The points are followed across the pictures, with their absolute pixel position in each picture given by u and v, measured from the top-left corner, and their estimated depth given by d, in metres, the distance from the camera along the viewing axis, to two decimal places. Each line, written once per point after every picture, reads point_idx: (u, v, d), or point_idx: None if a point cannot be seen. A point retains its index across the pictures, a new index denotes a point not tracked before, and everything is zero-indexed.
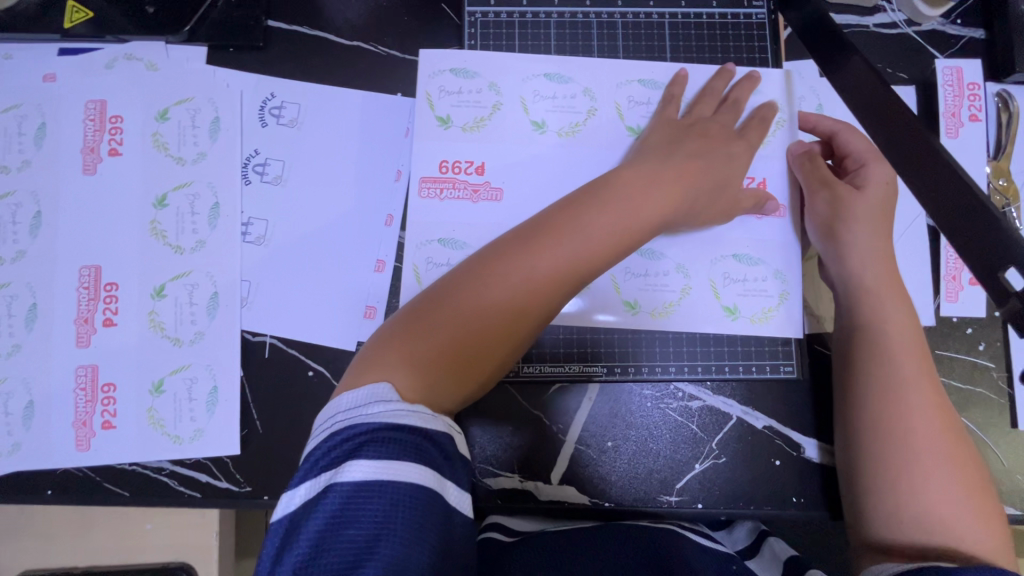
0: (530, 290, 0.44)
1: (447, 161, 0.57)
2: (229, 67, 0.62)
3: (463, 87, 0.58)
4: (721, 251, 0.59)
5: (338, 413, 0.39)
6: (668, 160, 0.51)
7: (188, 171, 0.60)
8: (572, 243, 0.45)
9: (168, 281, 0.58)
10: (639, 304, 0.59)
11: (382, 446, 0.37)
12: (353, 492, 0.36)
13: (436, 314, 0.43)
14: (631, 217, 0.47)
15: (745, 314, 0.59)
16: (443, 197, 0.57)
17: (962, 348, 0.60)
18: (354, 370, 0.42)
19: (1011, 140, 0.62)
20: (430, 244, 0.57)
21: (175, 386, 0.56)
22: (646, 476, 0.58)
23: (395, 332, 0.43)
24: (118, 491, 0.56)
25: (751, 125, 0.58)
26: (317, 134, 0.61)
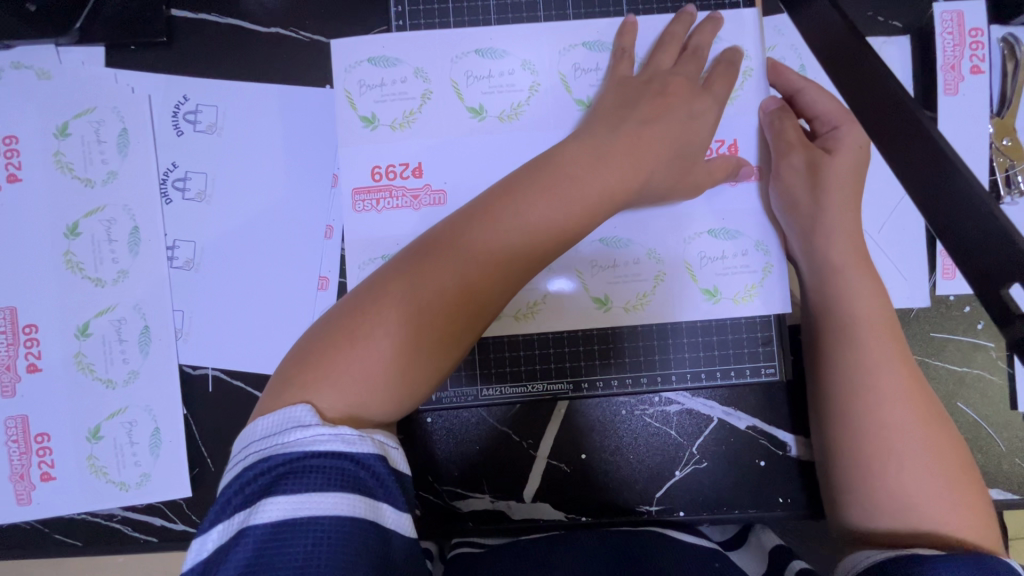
0: (474, 274, 0.39)
1: (378, 167, 0.51)
2: (131, 68, 0.55)
3: (385, 79, 0.51)
4: (693, 230, 0.52)
5: (252, 445, 0.35)
6: (619, 133, 0.45)
7: (100, 194, 0.54)
8: (511, 226, 0.40)
9: (91, 318, 0.53)
10: (610, 299, 0.52)
11: (301, 477, 0.33)
12: (270, 533, 0.32)
13: (364, 318, 0.38)
14: (580, 197, 0.42)
15: (727, 296, 0.52)
16: (381, 208, 0.50)
17: (961, 328, 0.56)
18: (274, 389, 0.37)
19: (1017, 92, 0.55)
20: (373, 263, 0.50)
21: (113, 431, 0.52)
22: (623, 486, 0.55)
23: (321, 338, 0.38)
24: (70, 540, 0.53)
25: (723, 84, 0.50)
26: (239, 138, 0.55)
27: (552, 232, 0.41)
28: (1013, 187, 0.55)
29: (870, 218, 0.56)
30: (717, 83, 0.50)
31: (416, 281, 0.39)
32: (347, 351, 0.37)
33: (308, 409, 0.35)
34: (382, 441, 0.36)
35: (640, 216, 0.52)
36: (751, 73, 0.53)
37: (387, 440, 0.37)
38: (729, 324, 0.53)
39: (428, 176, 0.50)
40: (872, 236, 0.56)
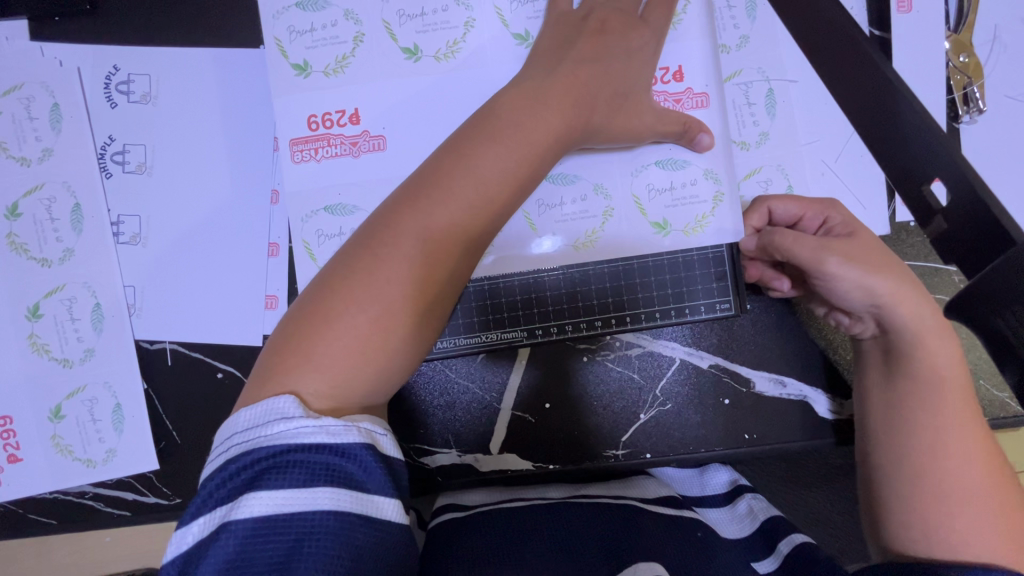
0: (447, 235, 0.39)
1: (315, 115, 0.49)
2: (57, 40, 0.53)
3: (315, 23, 0.49)
4: (640, 161, 0.50)
5: (234, 438, 0.33)
6: (556, 73, 0.44)
7: (38, 173, 0.53)
8: (470, 184, 0.40)
9: (41, 299, 0.52)
10: (559, 237, 0.51)
11: (286, 473, 0.31)
12: (252, 530, 0.31)
13: (336, 299, 0.37)
14: (531, 150, 0.42)
15: (678, 228, 0.50)
16: (320, 157, 0.49)
17: (921, 255, 0.55)
18: (252, 385, 0.36)
19: (973, 6, 0.53)
20: (316, 215, 0.49)
21: (75, 410, 0.52)
22: (589, 432, 0.55)
23: (298, 328, 0.36)
24: (45, 519, 0.53)
25: (661, 13, 0.48)
26: (177, 107, 0.53)
27: (507, 189, 0.41)
28: (972, 104, 0.54)
29: (827, 147, 0.54)
30: (653, 18, 0.48)
31: (384, 255, 0.38)
32: (322, 333, 0.36)
33: (290, 399, 0.33)
34: (370, 428, 0.34)
35: (595, 153, 0.50)
36: None
37: (376, 427, 0.35)
38: (681, 258, 0.52)
39: (366, 122, 0.49)
40: (829, 165, 0.54)
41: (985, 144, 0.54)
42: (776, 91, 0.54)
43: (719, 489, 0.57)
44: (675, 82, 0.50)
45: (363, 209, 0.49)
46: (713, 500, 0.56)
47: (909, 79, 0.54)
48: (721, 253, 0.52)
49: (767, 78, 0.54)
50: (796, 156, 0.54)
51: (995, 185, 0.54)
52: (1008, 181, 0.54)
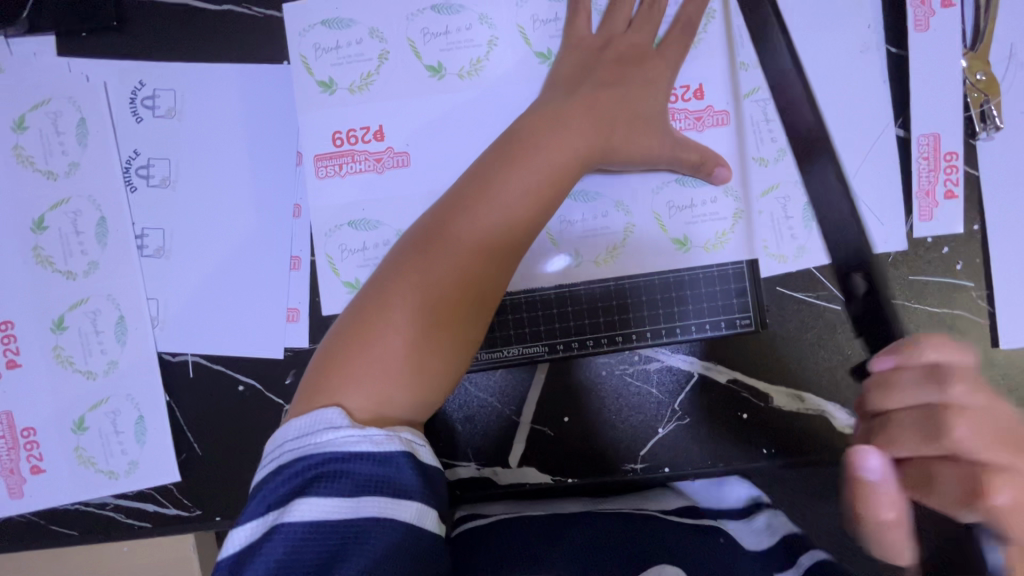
0: (471, 262, 0.43)
1: (339, 132, 0.49)
2: (84, 56, 0.54)
3: (340, 41, 0.49)
4: (661, 177, 0.51)
5: (285, 445, 0.38)
6: (575, 98, 0.47)
7: (64, 186, 0.53)
8: (490, 214, 0.44)
9: (66, 311, 0.53)
10: (581, 253, 0.52)
11: (334, 480, 0.36)
12: (304, 531, 0.35)
13: (373, 322, 0.42)
14: (549, 178, 0.45)
15: (698, 245, 0.51)
16: (344, 173, 0.49)
17: (939, 270, 0.55)
18: (302, 396, 0.41)
19: (990, 24, 0.54)
20: (341, 230, 0.50)
21: (98, 422, 0.53)
22: (608, 445, 0.55)
23: (341, 348, 0.41)
24: (66, 531, 0.54)
25: (676, 50, 0.49)
26: (201, 123, 0.54)
27: (527, 216, 0.45)
28: (989, 122, 0.54)
29: (845, 163, 0.55)
30: (670, 41, 0.49)
31: (413, 283, 0.42)
32: (362, 353, 0.41)
33: (337, 411, 0.39)
34: (409, 439, 0.39)
35: (615, 172, 0.50)
36: (714, 15, 0.53)
37: (414, 437, 0.40)
38: (701, 275, 0.52)
39: (390, 139, 0.49)
40: (847, 181, 0.55)
41: (1002, 162, 0.55)
42: (795, 108, 0.55)
43: (737, 504, 0.59)
44: (695, 99, 0.53)
45: (386, 224, 0.50)
46: (732, 514, 0.57)
47: (925, 97, 0.55)
48: (741, 268, 0.52)
49: (786, 94, 0.55)
50: (814, 172, 0.55)
51: (1011, 201, 0.55)
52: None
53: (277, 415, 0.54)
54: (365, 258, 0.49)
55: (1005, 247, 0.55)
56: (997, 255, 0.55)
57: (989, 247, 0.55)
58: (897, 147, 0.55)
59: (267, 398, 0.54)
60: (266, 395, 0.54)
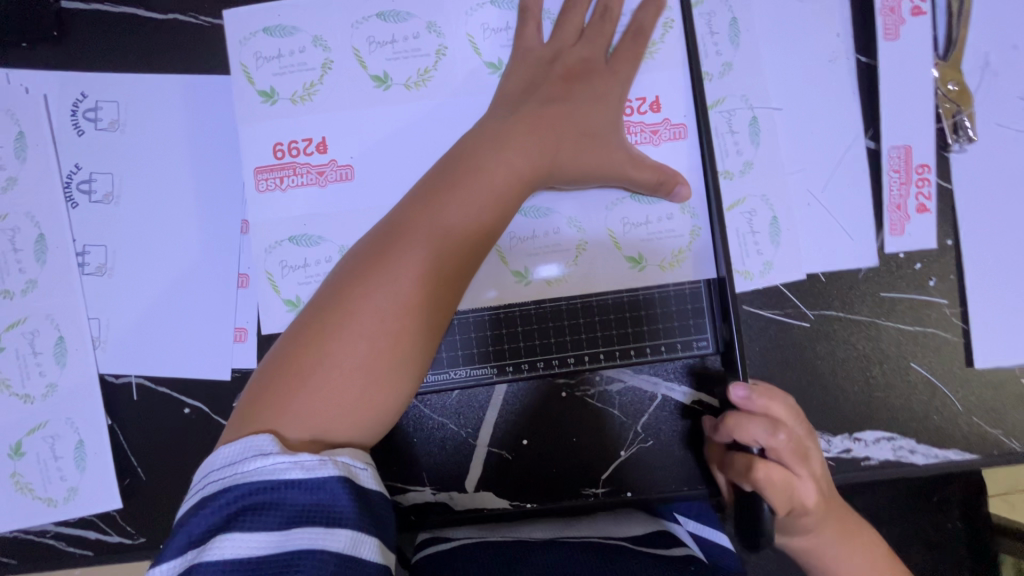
0: (416, 286, 0.41)
1: (281, 143, 0.47)
2: (22, 67, 0.52)
3: (283, 49, 0.47)
4: (615, 193, 0.48)
5: (212, 476, 0.36)
6: (519, 114, 0.45)
7: (1, 201, 0.51)
8: (437, 235, 0.42)
9: (3, 331, 0.51)
10: (530, 271, 0.49)
11: (261, 511, 0.35)
12: (225, 569, 0.33)
13: (311, 349, 0.40)
14: (495, 194, 0.43)
15: (654, 263, 0.48)
16: (285, 187, 0.47)
17: (911, 286, 0.54)
18: (236, 422, 0.40)
19: (963, 33, 0.52)
20: (281, 245, 0.47)
21: (35, 447, 0.51)
22: (567, 468, 0.53)
23: (277, 375, 0.40)
24: (5, 560, 0.52)
25: (627, 64, 0.47)
26: (146, 137, 0.52)
27: (475, 234, 0.43)
28: (961, 133, 0.53)
29: (813, 176, 0.53)
30: (623, 51, 0.47)
31: (354, 309, 0.40)
32: (300, 382, 0.39)
33: (269, 438, 0.37)
34: (348, 463, 0.38)
35: (566, 189, 0.48)
36: (672, 23, 0.49)
37: (354, 462, 0.38)
38: (657, 295, 0.49)
39: (334, 151, 0.47)
40: (815, 195, 0.53)
41: (976, 174, 0.53)
42: (761, 119, 0.53)
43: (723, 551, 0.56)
44: (652, 112, 0.49)
45: (329, 239, 0.47)
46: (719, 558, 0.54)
47: (895, 108, 0.53)
48: (699, 288, 0.49)
49: (751, 105, 0.53)
50: (780, 186, 0.53)
51: (985, 215, 0.53)
52: (997, 211, 0.53)
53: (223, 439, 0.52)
54: (306, 275, 0.47)
55: (979, 262, 0.53)
56: (970, 270, 0.53)
57: (961, 262, 0.53)
58: (866, 160, 0.53)
59: (215, 420, 0.52)
60: (214, 417, 0.52)
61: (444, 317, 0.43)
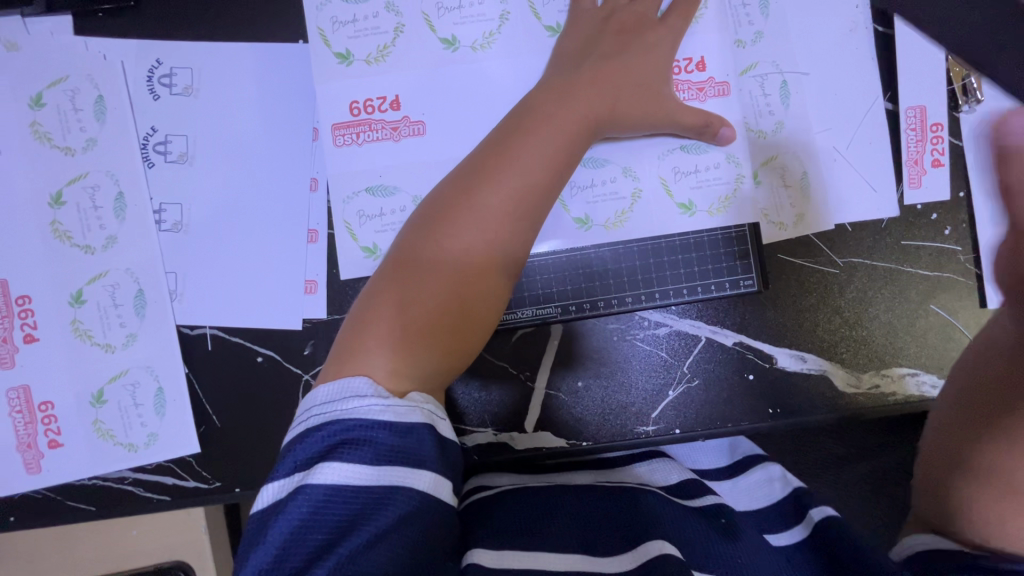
0: (496, 224, 0.44)
1: (357, 101, 0.52)
2: (101, 35, 0.54)
3: (357, 15, 0.52)
4: (668, 144, 0.54)
5: (312, 410, 0.38)
6: (581, 70, 0.50)
7: (81, 161, 0.54)
8: (512, 178, 0.45)
9: (84, 285, 0.53)
10: (591, 218, 0.55)
11: (359, 446, 0.36)
12: (324, 498, 0.35)
13: (398, 292, 0.43)
14: (562, 143, 0.47)
15: (702, 208, 0.55)
16: (361, 142, 0.52)
17: (929, 235, 0.58)
18: (332, 365, 0.42)
19: None
20: (358, 197, 0.52)
21: (117, 395, 0.53)
22: (620, 409, 0.57)
23: (369, 318, 0.42)
24: (83, 506, 0.54)
25: (679, 15, 0.53)
26: (218, 100, 0.55)
27: (546, 179, 0.46)
28: (971, 95, 0.57)
29: (839, 134, 0.58)
30: (673, 9, 0.53)
31: (441, 252, 0.44)
32: (393, 321, 0.42)
33: (364, 380, 0.39)
34: (430, 411, 0.39)
35: (622, 141, 0.54)
36: None
37: (435, 410, 0.40)
38: (705, 238, 0.56)
39: (406, 108, 0.52)
40: (840, 151, 0.58)
41: None
42: (790, 83, 0.57)
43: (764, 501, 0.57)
44: (698, 71, 0.55)
45: (404, 190, 0.52)
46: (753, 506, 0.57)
47: (911, 73, 0.58)
48: (743, 232, 0.56)
49: (781, 70, 0.57)
50: (810, 143, 0.57)
51: None
52: None
53: (295, 386, 0.54)
54: (382, 223, 0.52)
55: (990, 213, 0.58)
56: (982, 220, 0.58)
57: (974, 212, 0.58)
58: (886, 120, 0.58)
59: (286, 368, 0.54)
60: (285, 365, 0.54)
61: (521, 257, 0.46)
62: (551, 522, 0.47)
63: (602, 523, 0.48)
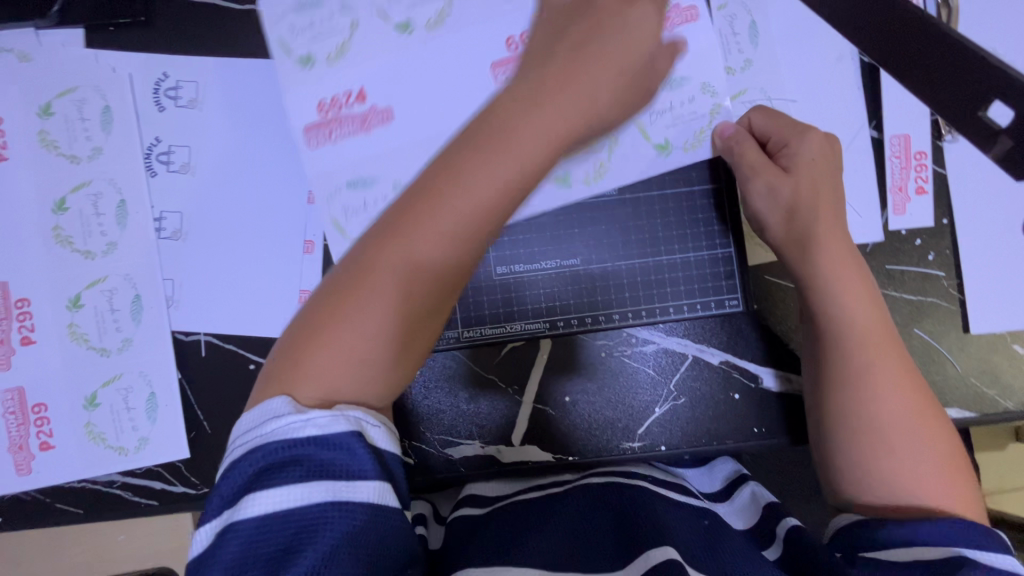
0: (445, 248, 0.38)
1: (324, 100, 0.55)
2: (111, 49, 0.56)
3: (315, 17, 0.55)
4: None
5: (236, 441, 0.36)
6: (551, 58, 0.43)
7: (85, 169, 0.55)
8: (465, 193, 0.38)
9: (83, 290, 0.55)
10: (570, 175, 0.56)
11: (282, 471, 0.34)
12: (256, 530, 0.34)
13: (330, 317, 0.38)
14: (524, 151, 0.38)
15: (678, 146, 0.56)
16: (334, 137, 0.54)
17: (913, 260, 0.59)
18: (260, 383, 0.38)
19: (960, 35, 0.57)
20: (340, 192, 0.54)
21: (110, 399, 0.54)
22: (606, 424, 0.57)
23: (295, 344, 0.38)
24: (72, 509, 0.54)
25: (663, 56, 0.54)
26: (221, 113, 0.56)
27: (501, 198, 0.38)
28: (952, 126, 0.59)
29: None
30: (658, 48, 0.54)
31: (376, 278, 0.38)
32: (321, 349, 0.37)
33: (284, 400, 0.36)
34: (359, 417, 0.37)
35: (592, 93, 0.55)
36: None
37: (365, 416, 0.37)
38: (692, 258, 0.57)
39: (373, 97, 0.54)
40: None
41: (968, 162, 0.59)
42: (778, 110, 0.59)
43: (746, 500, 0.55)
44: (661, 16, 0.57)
45: (383, 177, 0.54)
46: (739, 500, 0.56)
47: (895, 103, 0.59)
48: (730, 254, 0.57)
49: (770, 97, 0.59)
50: None
51: (977, 198, 0.59)
52: (988, 194, 0.59)
53: None
54: (367, 214, 0.54)
55: (973, 240, 0.59)
56: (965, 246, 0.59)
57: (957, 238, 0.59)
58: (872, 148, 0.60)
59: None
60: None
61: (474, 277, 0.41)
62: (538, 531, 0.47)
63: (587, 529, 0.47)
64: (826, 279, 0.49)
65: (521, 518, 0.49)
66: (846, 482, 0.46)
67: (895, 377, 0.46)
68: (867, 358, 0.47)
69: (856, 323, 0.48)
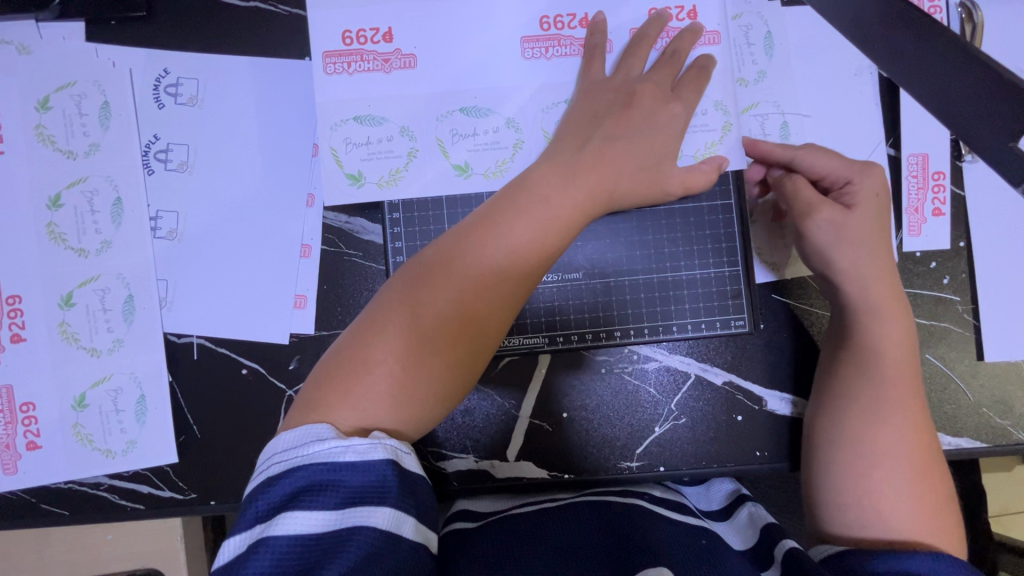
0: (478, 288, 0.42)
1: (350, 31, 0.54)
2: (113, 43, 0.55)
3: None
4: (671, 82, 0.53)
5: (274, 457, 0.36)
6: (587, 150, 0.49)
7: (82, 165, 0.54)
8: (501, 243, 0.43)
9: (75, 288, 0.54)
10: None
11: (321, 492, 0.34)
12: (288, 549, 0.33)
13: (369, 346, 0.40)
14: (555, 218, 0.45)
15: (689, 153, 0.55)
16: (352, 71, 0.54)
17: (927, 284, 0.57)
18: (295, 411, 0.39)
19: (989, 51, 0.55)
20: (345, 124, 0.54)
21: (98, 400, 0.53)
22: (603, 443, 0.56)
23: (336, 371, 0.40)
24: (57, 510, 0.53)
25: (692, 88, 0.53)
26: (221, 112, 0.55)
27: (534, 257, 0.44)
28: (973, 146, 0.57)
29: None
30: (688, 81, 0.53)
31: (412, 311, 0.41)
32: (361, 378, 0.39)
33: (327, 426, 0.37)
34: (395, 447, 0.37)
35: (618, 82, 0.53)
36: None
37: (399, 444, 0.37)
38: (698, 275, 0.55)
39: (398, 41, 0.54)
40: None
41: (987, 183, 0.57)
42: (791, 124, 0.57)
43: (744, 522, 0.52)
44: (689, 20, 0.55)
45: (390, 120, 0.54)
46: (740, 521, 0.52)
47: (915, 121, 0.57)
48: (737, 273, 0.55)
49: (782, 111, 0.57)
50: None
51: (996, 222, 0.57)
52: (1007, 218, 0.57)
53: (279, 401, 0.54)
54: (369, 150, 0.54)
55: (989, 265, 0.57)
56: (982, 271, 0.57)
57: (974, 262, 0.57)
58: (889, 167, 0.58)
59: (269, 382, 0.54)
60: (269, 380, 0.54)
61: (509, 318, 0.44)
62: (530, 552, 0.45)
63: (582, 549, 0.46)
64: (870, 313, 0.49)
65: (515, 539, 0.47)
66: (847, 510, 0.45)
67: (909, 410, 0.47)
68: (885, 386, 0.48)
69: (886, 347, 0.49)
